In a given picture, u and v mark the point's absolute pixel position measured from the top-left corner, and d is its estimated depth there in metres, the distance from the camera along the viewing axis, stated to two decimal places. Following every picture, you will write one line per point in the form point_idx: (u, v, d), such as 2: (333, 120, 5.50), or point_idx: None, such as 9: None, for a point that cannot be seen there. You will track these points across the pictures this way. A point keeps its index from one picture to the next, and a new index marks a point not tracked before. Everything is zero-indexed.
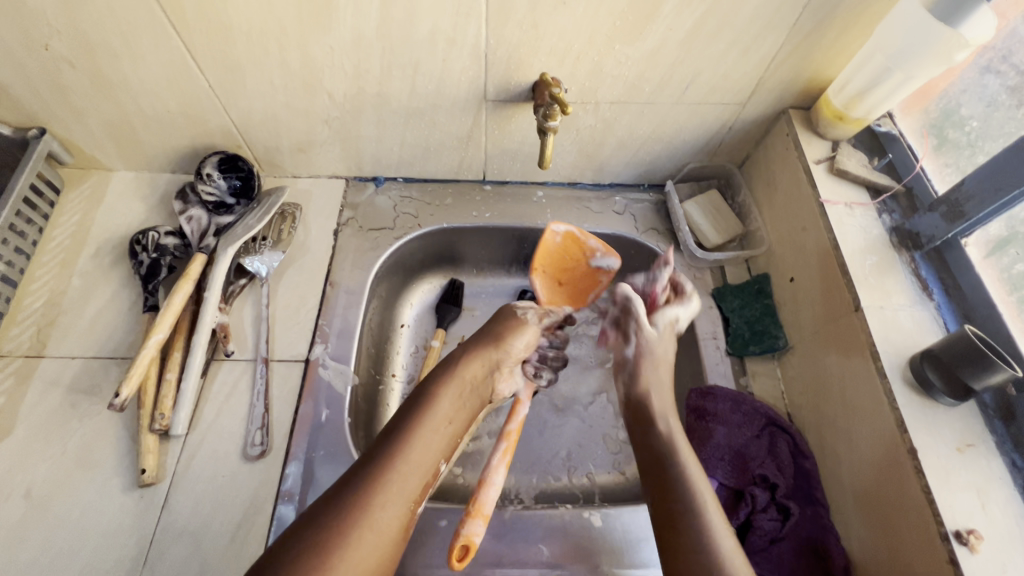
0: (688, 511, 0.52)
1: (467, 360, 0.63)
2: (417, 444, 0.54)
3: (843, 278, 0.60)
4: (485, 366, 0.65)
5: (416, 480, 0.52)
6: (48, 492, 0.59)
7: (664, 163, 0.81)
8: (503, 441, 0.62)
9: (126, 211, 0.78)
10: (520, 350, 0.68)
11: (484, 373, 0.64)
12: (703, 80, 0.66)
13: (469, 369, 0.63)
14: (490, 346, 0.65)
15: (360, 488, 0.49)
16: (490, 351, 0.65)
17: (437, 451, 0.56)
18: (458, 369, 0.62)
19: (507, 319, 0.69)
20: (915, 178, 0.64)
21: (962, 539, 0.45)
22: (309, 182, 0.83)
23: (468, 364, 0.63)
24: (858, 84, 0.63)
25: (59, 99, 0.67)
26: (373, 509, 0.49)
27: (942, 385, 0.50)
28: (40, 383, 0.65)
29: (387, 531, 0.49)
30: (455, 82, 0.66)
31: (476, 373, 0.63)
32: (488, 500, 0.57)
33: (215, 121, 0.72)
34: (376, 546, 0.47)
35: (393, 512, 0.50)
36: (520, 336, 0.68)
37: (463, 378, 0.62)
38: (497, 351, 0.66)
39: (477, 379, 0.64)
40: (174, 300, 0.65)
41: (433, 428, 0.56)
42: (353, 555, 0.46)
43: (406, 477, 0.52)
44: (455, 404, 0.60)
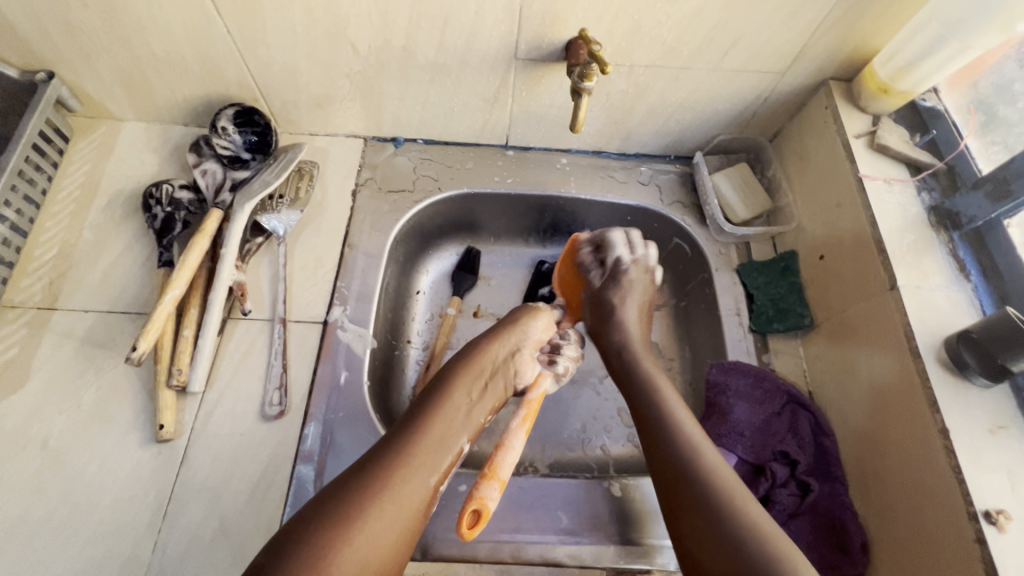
0: (679, 461, 0.50)
1: (487, 341, 0.62)
2: (437, 425, 0.53)
3: (878, 256, 0.58)
4: (506, 347, 0.63)
5: (438, 460, 0.51)
6: (65, 444, 0.58)
7: (693, 134, 0.78)
8: (524, 408, 0.62)
9: (137, 162, 0.75)
10: (538, 334, 0.66)
11: (506, 357, 0.62)
12: (743, 46, 0.63)
13: (490, 351, 0.61)
14: (509, 329, 0.64)
15: (381, 465, 0.48)
16: (511, 335, 0.64)
17: (461, 430, 0.55)
18: (478, 350, 0.61)
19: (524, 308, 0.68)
20: (959, 157, 0.62)
21: (991, 519, 0.45)
22: (327, 140, 0.80)
23: (488, 348, 0.61)
24: (907, 54, 0.60)
25: (68, 41, 0.64)
26: (396, 484, 0.47)
27: (977, 366, 0.50)
28: (53, 336, 0.64)
29: (409, 507, 0.47)
30: (485, 37, 0.63)
31: (498, 355, 0.61)
32: (508, 464, 0.57)
33: (232, 71, 0.69)
34: (400, 521, 0.46)
35: (416, 489, 0.48)
36: (538, 320, 0.67)
37: (483, 359, 0.60)
38: (515, 333, 0.64)
39: (497, 359, 0.61)
40: (190, 255, 0.63)
41: (454, 412, 0.55)
42: (373, 529, 0.44)
43: (425, 457, 0.50)
44: (477, 386, 0.58)
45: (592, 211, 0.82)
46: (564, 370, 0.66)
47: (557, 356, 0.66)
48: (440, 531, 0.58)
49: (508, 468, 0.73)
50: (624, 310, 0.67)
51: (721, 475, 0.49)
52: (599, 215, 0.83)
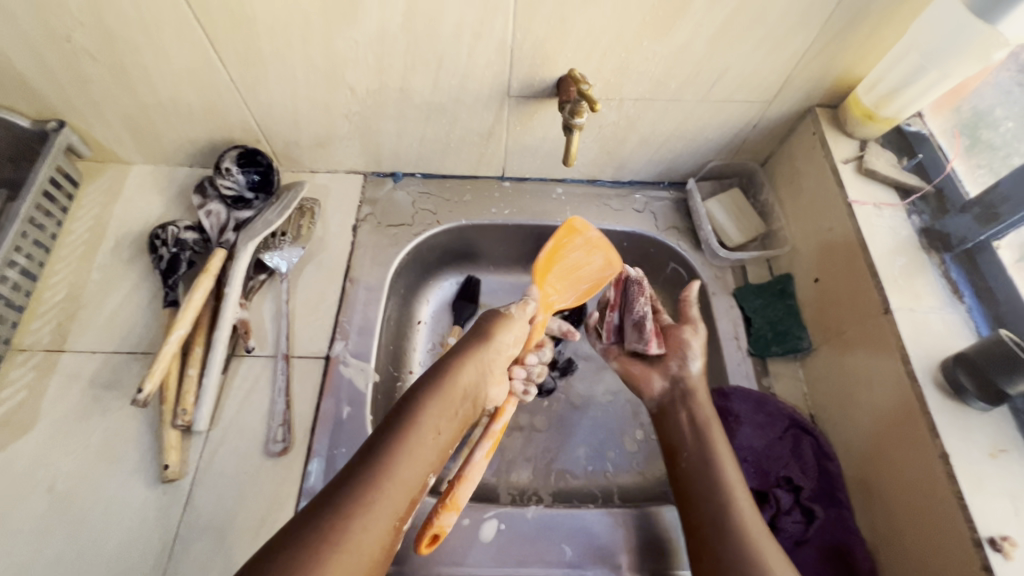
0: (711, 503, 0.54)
1: (460, 363, 0.59)
2: (404, 460, 0.50)
3: (871, 279, 0.59)
4: (479, 369, 0.59)
5: (400, 499, 0.49)
6: (72, 486, 0.59)
7: (685, 161, 0.80)
8: (486, 436, 0.60)
9: (144, 204, 0.78)
10: (511, 347, 0.63)
11: (477, 380, 0.59)
12: (729, 78, 0.65)
13: (463, 375, 0.58)
14: (484, 350, 0.61)
15: (339, 508, 0.46)
16: (481, 351, 0.60)
17: (425, 466, 0.52)
18: (450, 372, 0.58)
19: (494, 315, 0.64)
20: (946, 179, 0.63)
21: (997, 546, 0.45)
22: (327, 177, 0.82)
23: (460, 370, 0.58)
24: (890, 81, 0.62)
25: (78, 91, 0.66)
26: (353, 527, 0.45)
27: (975, 389, 0.50)
28: (62, 377, 0.65)
29: (367, 552, 0.45)
30: (478, 77, 0.65)
31: (470, 377, 0.58)
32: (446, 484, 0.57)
33: (235, 114, 0.71)
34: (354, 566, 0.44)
35: (373, 530, 0.46)
36: (512, 330, 0.63)
37: (455, 382, 0.57)
38: (490, 353, 0.61)
39: (469, 382, 0.58)
40: (194, 295, 0.65)
41: (416, 444, 0.52)
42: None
43: (386, 498, 0.48)
44: (444, 412, 0.55)
45: None
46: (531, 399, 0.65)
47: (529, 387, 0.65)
48: (444, 566, 0.58)
49: (512, 498, 0.73)
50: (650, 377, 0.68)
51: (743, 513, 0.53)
52: None
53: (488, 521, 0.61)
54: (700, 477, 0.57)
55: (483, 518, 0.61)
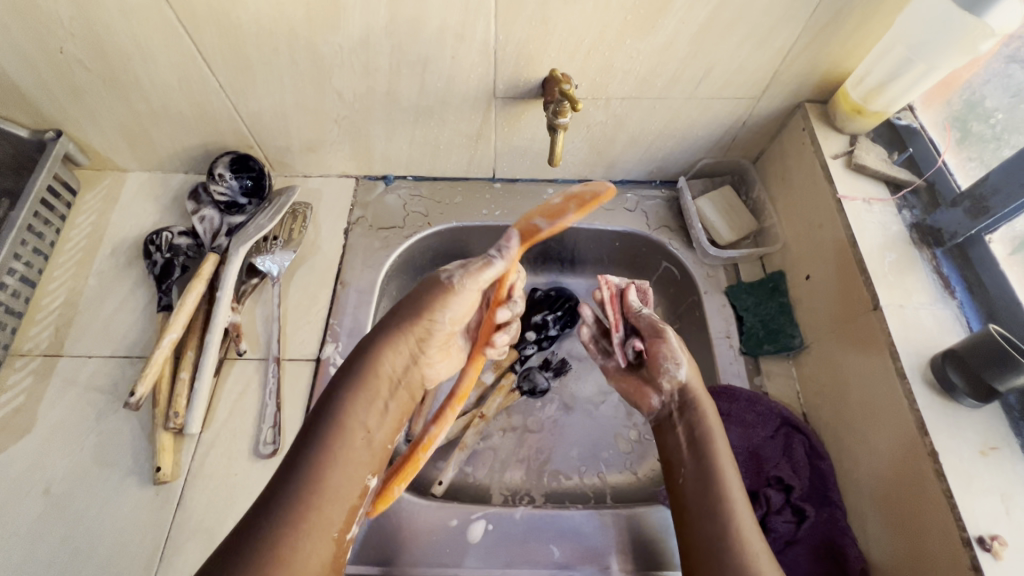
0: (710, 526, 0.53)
1: (385, 351, 0.57)
2: (334, 464, 0.51)
3: (861, 276, 0.58)
4: (406, 354, 0.59)
5: (339, 508, 0.51)
6: (67, 489, 0.60)
7: (676, 159, 0.79)
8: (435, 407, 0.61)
9: (140, 211, 0.79)
10: (449, 321, 0.60)
11: (401, 370, 0.59)
12: (716, 75, 0.65)
13: (387, 364, 0.57)
14: (409, 332, 0.58)
15: (275, 526, 0.47)
16: (409, 339, 0.59)
17: (361, 469, 0.53)
18: (374, 364, 0.57)
19: (430, 287, 0.60)
20: (937, 174, 0.62)
21: (986, 545, 0.44)
22: (319, 181, 0.83)
23: (384, 362, 0.57)
24: (878, 76, 0.61)
25: (74, 101, 0.68)
26: (291, 545, 0.46)
27: (963, 385, 0.49)
28: (59, 382, 0.66)
29: (310, 565, 0.47)
30: (464, 79, 0.66)
31: (396, 365, 0.58)
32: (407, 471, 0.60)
33: (226, 121, 0.72)
34: None
35: (310, 543, 0.47)
36: (448, 306, 0.59)
37: (382, 373, 0.57)
38: (420, 334, 0.59)
39: (396, 371, 0.58)
40: (187, 300, 0.66)
41: (344, 446, 0.52)
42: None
43: (321, 506, 0.49)
44: (371, 408, 0.56)
45: (580, 239, 0.83)
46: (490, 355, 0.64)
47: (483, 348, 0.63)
48: (431, 567, 0.58)
49: (505, 499, 0.73)
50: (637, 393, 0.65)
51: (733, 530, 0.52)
52: (588, 242, 0.83)
53: (476, 522, 0.61)
54: (698, 495, 0.55)
55: (471, 518, 0.61)
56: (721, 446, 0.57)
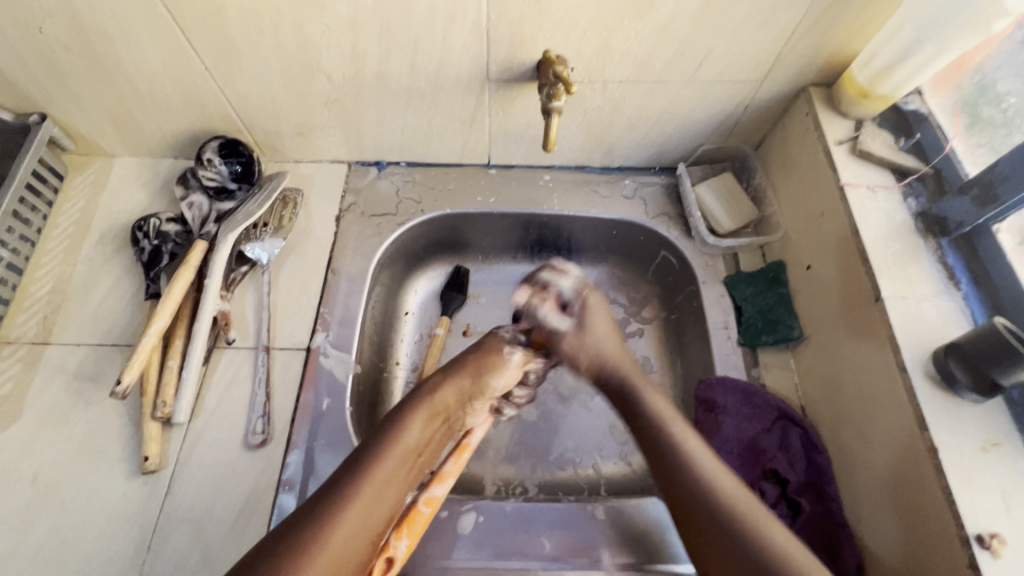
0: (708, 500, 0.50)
1: (442, 387, 0.61)
2: (380, 476, 0.52)
3: (863, 266, 0.56)
4: (460, 395, 0.62)
5: (376, 516, 0.50)
6: (55, 478, 0.60)
7: (675, 145, 0.77)
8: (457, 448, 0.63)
9: (129, 196, 0.77)
10: (498, 382, 0.64)
11: (457, 406, 0.62)
12: (717, 57, 0.63)
13: (442, 398, 0.60)
14: (468, 376, 0.62)
15: (325, 513, 0.48)
16: (467, 381, 0.62)
17: (402, 485, 0.53)
18: (429, 395, 0.60)
19: (490, 349, 0.65)
20: (944, 161, 0.60)
21: (985, 544, 0.43)
22: (311, 166, 0.81)
23: (443, 392, 0.61)
24: (885, 58, 0.58)
25: (56, 84, 0.66)
26: (337, 534, 0.47)
27: (966, 380, 0.48)
28: (46, 369, 0.65)
29: (341, 566, 0.46)
30: (456, 61, 0.64)
31: (450, 400, 0.61)
32: (436, 498, 0.58)
33: (213, 105, 0.70)
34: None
35: (353, 538, 0.48)
36: (505, 364, 0.65)
37: (435, 406, 0.60)
38: (475, 383, 0.63)
39: (449, 407, 0.61)
40: (173, 288, 0.64)
41: (400, 459, 0.54)
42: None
43: (365, 505, 0.49)
44: (426, 432, 0.58)
45: (577, 227, 0.81)
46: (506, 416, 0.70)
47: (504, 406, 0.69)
48: (420, 558, 0.57)
49: (498, 489, 0.72)
50: (603, 343, 0.64)
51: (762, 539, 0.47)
52: (585, 230, 0.82)
53: (467, 513, 0.60)
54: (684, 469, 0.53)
55: (461, 510, 0.60)
56: (695, 444, 0.55)
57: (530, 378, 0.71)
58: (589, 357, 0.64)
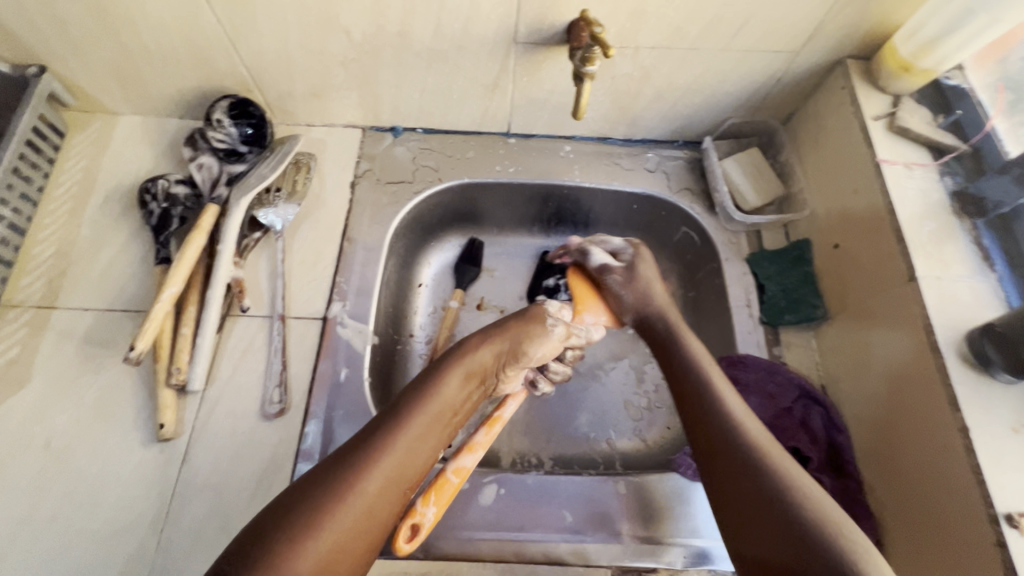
0: (732, 449, 0.48)
1: (479, 348, 0.58)
2: (414, 431, 0.50)
3: (897, 245, 0.56)
4: (498, 358, 0.59)
5: (409, 469, 0.48)
6: (67, 444, 0.58)
7: (702, 118, 0.75)
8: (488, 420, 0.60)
9: (133, 157, 0.74)
10: (540, 353, 0.61)
11: (494, 369, 0.59)
12: (755, 24, 0.60)
13: (480, 359, 0.58)
14: (508, 339, 0.60)
15: (360, 461, 0.46)
16: (507, 346, 0.60)
17: (435, 443, 0.52)
18: (466, 354, 0.58)
19: (533, 319, 0.62)
20: (985, 139, 0.59)
21: (1013, 522, 0.43)
22: (323, 131, 0.79)
23: (481, 352, 0.58)
24: (931, 29, 0.56)
25: (56, 33, 0.62)
26: (372, 480, 0.46)
27: (1001, 362, 0.47)
28: (54, 335, 0.63)
29: (375, 514, 0.45)
30: (483, 21, 0.61)
31: (489, 360, 0.58)
32: (465, 468, 0.56)
33: (224, 62, 0.67)
34: (364, 524, 0.44)
35: (386, 487, 0.46)
36: (547, 335, 0.61)
37: (474, 367, 0.57)
38: (514, 348, 0.60)
39: (487, 369, 0.58)
40: (187, 252, 0.62)
41: (435, 415, 0.52)
42: (341, 526, 0.43)
43: (401, 456, 0.48)
44: (462, 392, 0.56)
45: (597, 200, 0.79)
46: (538, 394, 0.67)
47: (539, 380, 0.67)
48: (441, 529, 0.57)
49: (513, 462, 0.72)
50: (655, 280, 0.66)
51: (792, 489, 0.44)
52: (605, 204, 0.80)
53: (488, 485, 0.60)
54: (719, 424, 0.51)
55: (482, 483, 0.60)
56: (726, 388, 0.53)
57: (568, 355, 0.69)
58: (637, 295, 0.64)
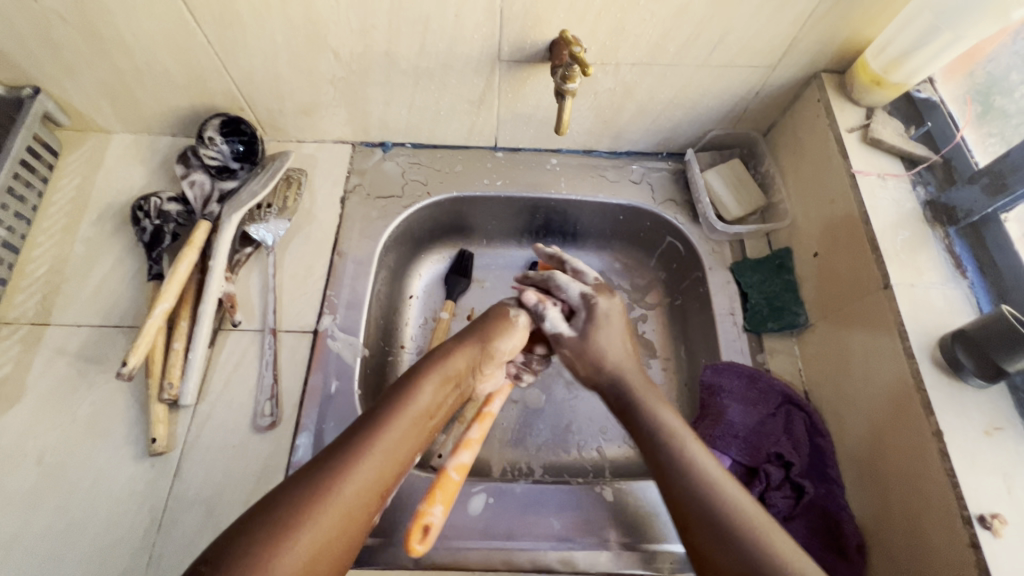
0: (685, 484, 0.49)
1: (452, 353, 0.59)
2: (390, 438, 0.50)
3: (872, 253, 0.57)
4: (470, 362, 0.60)
5: (384, 475, 0.49)
6: (60, 460, 0.59)
7: (684, 131, 0.77)
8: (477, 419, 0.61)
9: (127, 174, 0.76)
10: (508, 348, 0.63)
11: (469, 373, 0.60)
12: (731, 41, 0.62)
13: (454, 363, 0.59)
14: (475, 343, 0.61)
15: (336, 468, 0.47)
16: (477, 348, 0.61)
17: (410, 447, 0.52)
18: (441, 360, 0.58)
19: (498, 317, 0.64)
20: (954, 149, 0.61)
21: (986, 523, 0.44)
22: (314, 147, 0.80)
23: (455, 358, 0.59)
24: (900, 45, 0.58)
25: (51, 56, 0.64)
26: (346, 489, 0.46)
27: (972, 367, 0.49)
28: (47, 351, 0.64)
29: (347, 521, 0.45)
30: (468, 41, 0.62)
31: (463, 364, 0.59)
32: (464, 464, 0.56)
33: (215, 81, 0.68)
34: (339, 532, 0.44)
35: (363, 494, 0.47)
36: (514, 329, 0.64)
37: (449, 372, 0.58)
38: (484, 350, 0.61)
39: (462, 374, 0.59)
40: (178, 269, 0.63)
41: (413, 421, 0.53)
42: (320, 532, 0.43)
43: (376, 465, 0.49)
44: (438, 397, 0.56)
45: (583, 212, 0.81)
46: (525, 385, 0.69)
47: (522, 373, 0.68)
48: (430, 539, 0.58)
49: (504, 470, 0.73)
50: (609, 347, 0.63)
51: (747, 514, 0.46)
52: (592, 215, 0.82)
53: (477, 494, 0.61)
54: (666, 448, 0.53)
55: (471, 492, 0.61)
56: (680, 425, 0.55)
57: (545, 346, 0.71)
58: (586, 366, 0.63)
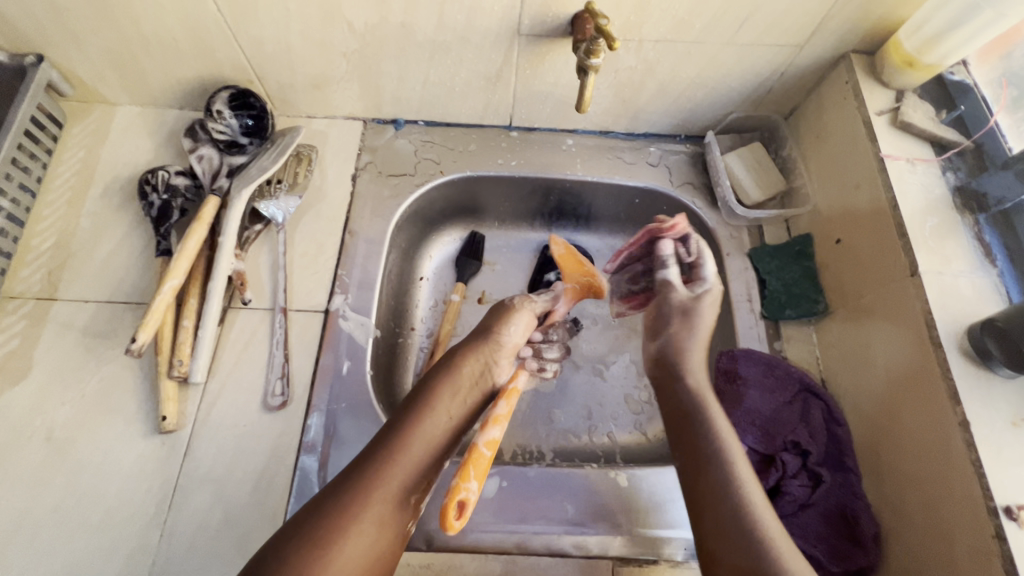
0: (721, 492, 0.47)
1: (462, 356, 0.58)
2: (412, 449, 0.50)
3: (899, 239, 0.56)
4: (482, 362, 0.59)
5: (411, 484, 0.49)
6: (69, 436, 0.58)
7: (705, 113, 0.75)
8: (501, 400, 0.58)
9: (133, 147, 0.74)
10: (516, 337, 0.61)
11: (484, 371, 0.59)
12: (760, 18, 0.60)
13: (466, 367, 0.58)
14: (482, 340, 0.60)
15: (360, 484, 0.47)
16: (486, 345, 0.60)
17: (438, 453, 0.52)
18: (454, 365, 0.58)
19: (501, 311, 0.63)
20: (987, 135, 0.60)
21: (1012, 514, 0.44)
22: (324, 123, 0.78)
23: (466, 362, 0.58)
24: (936, 24, 0.56)
25: (54, 22, 0.61)
26: (375, 498, 0.47)
27: (1001, 357, 0.47)
28: (54, 325, 0.63)
29: (378, 535, 0.46)
30: (487, 13, 0.60)
31: (475, 365, 0.58)
32: (494, 439, 0.54)
33: (224, 52, 0.66)
34: (374, 542, 0.45)
35: (390, 504, 0.47)
36: (517, 322, 0.62)
37: (462, 375, 0.57)
38: (494, 347, 0.60)
39: (476, 375, 0.58)
40: (187, 245, 0.62)
41: (433, 428, 0.52)
42: (355, 544, 0.44)
43: (400, 477, 0.49)
44: (456, 403, 0.56)
45: (597, 194, 0.79)
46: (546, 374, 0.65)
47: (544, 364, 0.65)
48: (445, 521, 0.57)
49: (515, 454, 0.72)
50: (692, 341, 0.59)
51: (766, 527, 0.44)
52: (606, 198, 0.80)
53: (490, 478, 0.60)
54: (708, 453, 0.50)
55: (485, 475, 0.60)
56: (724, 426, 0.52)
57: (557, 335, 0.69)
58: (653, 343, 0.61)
